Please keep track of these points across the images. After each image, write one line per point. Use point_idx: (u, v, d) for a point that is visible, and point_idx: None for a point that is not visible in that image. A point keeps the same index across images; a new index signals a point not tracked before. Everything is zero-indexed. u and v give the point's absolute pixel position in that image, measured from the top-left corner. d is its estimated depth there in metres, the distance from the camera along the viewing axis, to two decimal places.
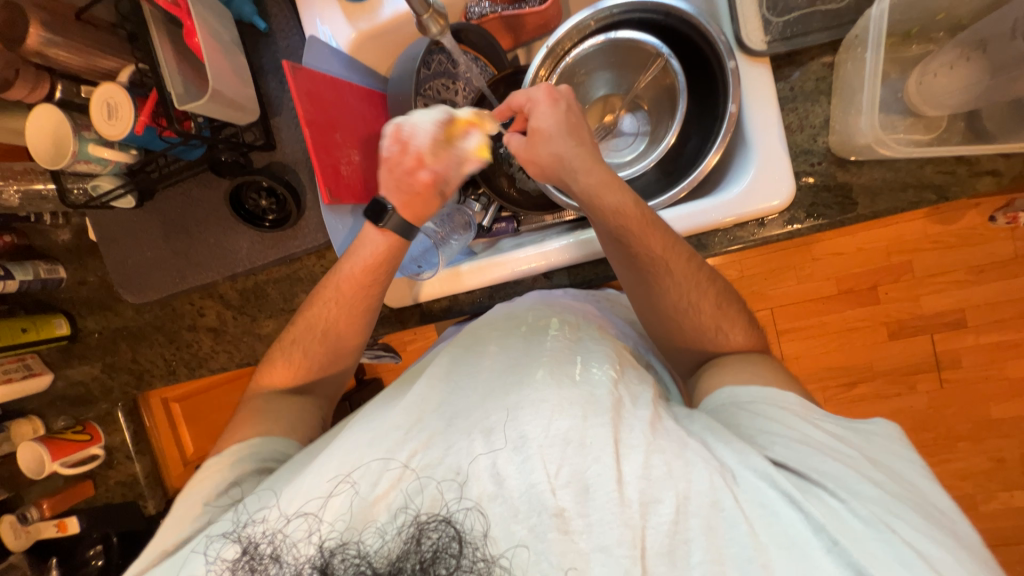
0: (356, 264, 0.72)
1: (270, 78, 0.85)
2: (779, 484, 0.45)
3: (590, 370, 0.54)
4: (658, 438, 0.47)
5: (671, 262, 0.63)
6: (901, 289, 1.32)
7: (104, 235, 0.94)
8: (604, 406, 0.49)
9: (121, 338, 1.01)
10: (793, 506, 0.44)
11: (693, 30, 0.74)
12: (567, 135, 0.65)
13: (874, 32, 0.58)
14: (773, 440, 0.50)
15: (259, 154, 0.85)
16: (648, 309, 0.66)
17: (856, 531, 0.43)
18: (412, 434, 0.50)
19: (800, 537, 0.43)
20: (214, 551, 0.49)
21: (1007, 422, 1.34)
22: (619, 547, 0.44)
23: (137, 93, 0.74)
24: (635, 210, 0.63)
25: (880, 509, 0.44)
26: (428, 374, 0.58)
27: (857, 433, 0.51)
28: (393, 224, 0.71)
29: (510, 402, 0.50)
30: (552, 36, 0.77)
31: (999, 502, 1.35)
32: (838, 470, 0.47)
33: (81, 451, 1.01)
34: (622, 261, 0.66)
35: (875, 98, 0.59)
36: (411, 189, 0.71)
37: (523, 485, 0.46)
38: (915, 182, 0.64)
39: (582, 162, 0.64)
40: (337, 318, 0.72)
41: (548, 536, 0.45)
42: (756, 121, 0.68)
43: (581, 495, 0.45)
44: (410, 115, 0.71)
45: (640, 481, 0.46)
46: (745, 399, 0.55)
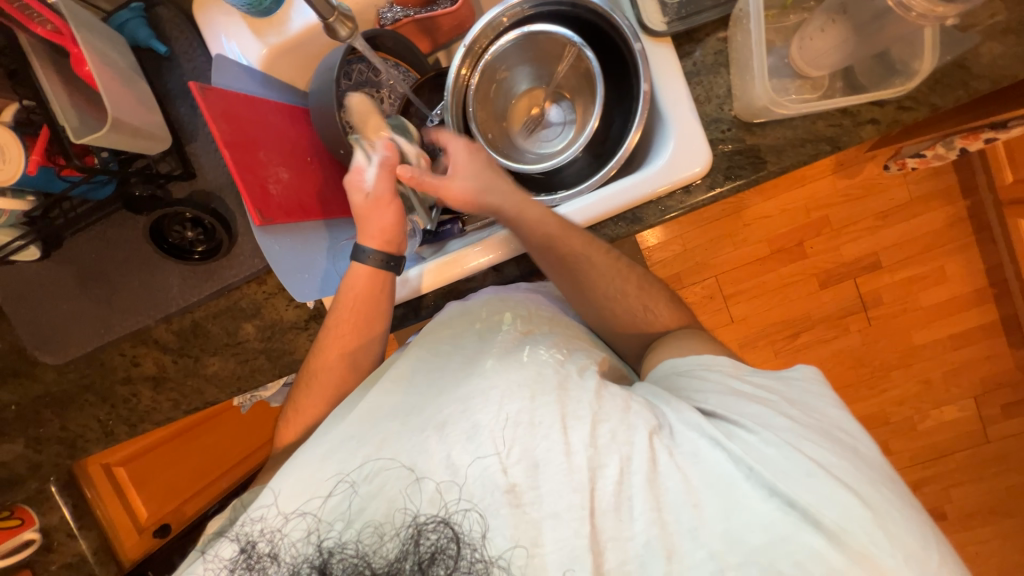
0: (344, 304, 0.69)
1: (179, 103, 0.80)
2: (704, 430, 0.47)
3: (538, 352, 0.54)
4: (603, 406, 0.48)
5: (589, 257, 0.67)
6: (822, 241, 1.45)
7: (8, 295, 0.85)
8: (551, 384, 0.50)
9: (42, 405, 0.91)
10: (717, 447, 0.46)
11: (600, 18, 0.78)
12: (469, 166, 0.70)
13: (754, 8, 0.63)
14: (707, 395, 0.52)
15: (179, 184, 0.80)
16: (581, 299, 0.69)
17: (767, 455, 0.45)
18: (365, 437, 0.51)
19: (724, 475, 0.45)
20: (214, 551, 0.50)
21: (927, 347, 1.49)
22: (568, 512, 0.44)
23: (25, 132, 0.69)
24: (549, 220, 0.67)
25: (794, 437, 0.46)
26: (386, 378, 0.57)
27: (783, 381, 0.53)
28: (373, 261, 0.69)
29: (461, 394, 0.50)
30: (467, 35, 0.79)
31: (933, 419, 1.51)
32: (757, 410, 0.49)
33: (11, 540, 0.91)
34: (546, 267, 0.68)
35: (763, 64, 0.64)
36: (361, 208, 0.69)
37: (476, 470, 0.46)
38: (812, 137, 0.70)
39: (490, 193, 0.69)
40: (338, 367, 0.69)
41: (502, 511, 0.44)
42: (668, 96, 0.73)
43: (532, 470, 0.46)
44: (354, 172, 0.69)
45: (586, 449, 0.46)
46: (683, 367, 0.57)
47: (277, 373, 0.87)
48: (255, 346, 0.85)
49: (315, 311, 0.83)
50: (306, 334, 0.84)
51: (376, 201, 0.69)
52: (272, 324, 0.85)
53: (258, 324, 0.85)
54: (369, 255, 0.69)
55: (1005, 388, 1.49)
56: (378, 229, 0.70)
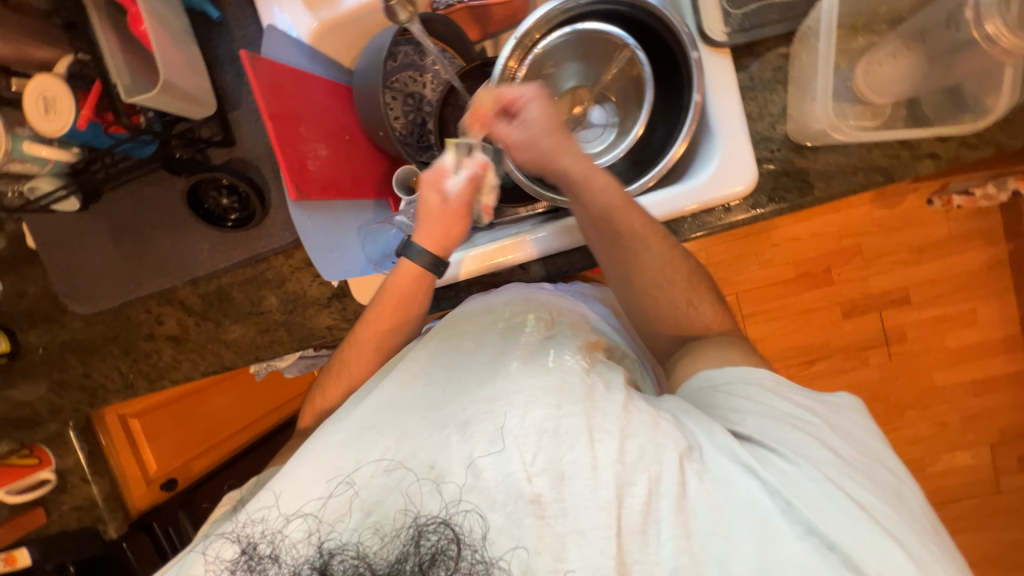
0: (384, 299, 0.68)
1: (226, 70, 0.80)
2: (739, 458, 0.46)
3: (563, 357, 0.53)
4: (631, 422, 0.47)
5: (645, 241, 0.64)
6: (852, 270, 1.41)
7: (44, 242, 0.87)
8: (577, 395, 0.49)
9: (69, 352, 0.94)
10: (752, 476, 0.45)
11: (657, 22, 0.76)
12: (540, 126, 0.66)
13: (824, 24, 0.61)
14: (745, 417, 0.50)
15: (218, 150, 0.81)
16: (625, 285, 0.67)
17: (806, 490, 0.44)
18: (385, 430, 0.50)
19: (758, 504, 0.44)
20: (214, 551, 0.48)
21: (948, 389, 1.45)
22: (594, 530, 0.43)
23: (77, 86, 0.70)
24: (613, 193, 0.64)
25: (836, 473, 0.45)
26: (400, 369, 0.56)
27: (823, 404, 0.52)
28: (422, 261, 0.67)
29: (485, 396, 0.50)
30: (520, 27, 0.78)
31: (944, 463, 1.47)
32: (800, 439, 0.47)
33: (30, 476, 0.95)
34: (598, 243, 0.67)
35: (828, 85, 0.62)
36: (435, 211, 0.67)
37: (498, 476, 0.45)
38: (865, 166, 0.68)
39: (558, 157, 0.66)
40: (371, 363, 0.68)
41: (525, 521, 0.44)
42: (719, 109, 0.71)
43: (557, 481, 0.45)
44: (440, 171, 0.68)
45: (615, 464, 0.45)
46: (722, 381, 0.55)
47: (295, 347, 0.88)
48: (277, 318, 0.86)
49: (338, 290, 0.84)
50: (327, 312, 0.85)
51: (451, 209, 0.67)
52: (294, 298, 0.86)
53: (281, 297, 0.86)
54: (420, 255, 0.67)
55: None
56: (442, 235, 0.68)
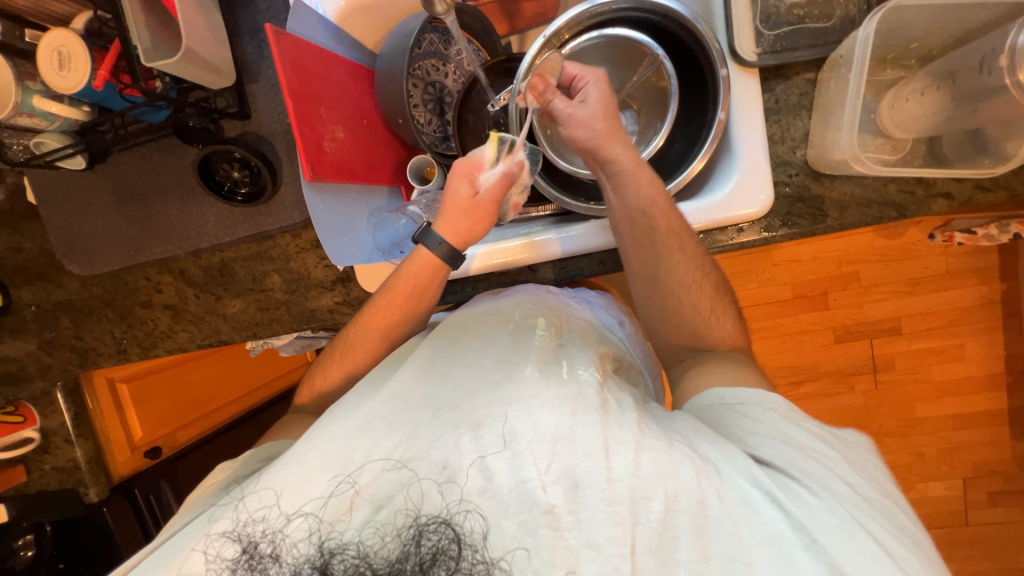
0: (393, 288, 0.67)
1: (247, 41, 0.79)
2: (760, 483, 0.46)
3: (577, 371, 0.52)
4: (646, 437, 0.47)
5: (678, 241, 0.65)
6: (849, 297, 1.43)
7: (46, 199, 0.85)
8: (592, 405, 0.48)
9: (62, 312, 0.92)
10: (774, 505, 0.44)
11: (688, 34, 0.75)
12: (596, 111, 0.69)
13: (859, 54, 0.61)
14: (761, 441, 0.50)
15: (232, 122, 0.79)
16: (651, 285, 0.67)
17: (831, 525, 0.43)
18: (396, 424, 0.50)
19: (781, 536, 0.43)
20: (214, 549, 0.48)
21: (929, 421, 1.48)
22: (610, 546, 0.44)
23: (94, 43, 0.68)
24: (657, 188, 0.66)
25: (857, 509, 0.45)
26: (411, 362, 0.56)
27: (836, 436, 0.52)
28: (439, 252, 0.67)
29: (499, 397, 0.50)
30: (549, 26, 0.77)
31: (917, 492, 1.51)
32: (819, 470, 0.47)
33: (12, 434, 0.93)
34: (629, 238, 0.67)
35: (854, 117, 0.62)
36: (463, 204, 0.67)
37: (513, 480, 0.46)
38: (880, 199, 0.68)
39: (610, 143, 0.68)
40: (378, 349, 0.68)
41: (539, 532, 0.44)
42: (742, 129, 0.71)
43: (571, 491, 0.45)
44: (473, 166, 0.68)
45: (630, 479, 0.45)
46: (733, 401, 0.55)
47: (294, 328, 0.87)
48: (278, 297, 0.86)
49: (343, 274, 0.83)
50: (330, 296, 0.84)
51: (479, 203, 0.67)
52: (298, 279, 0.85)
53: (284, 276, 0.85)
54: (438, 245, 0.67)
55: (998, 476, 1.48)
56: (465, 229, 0.67)
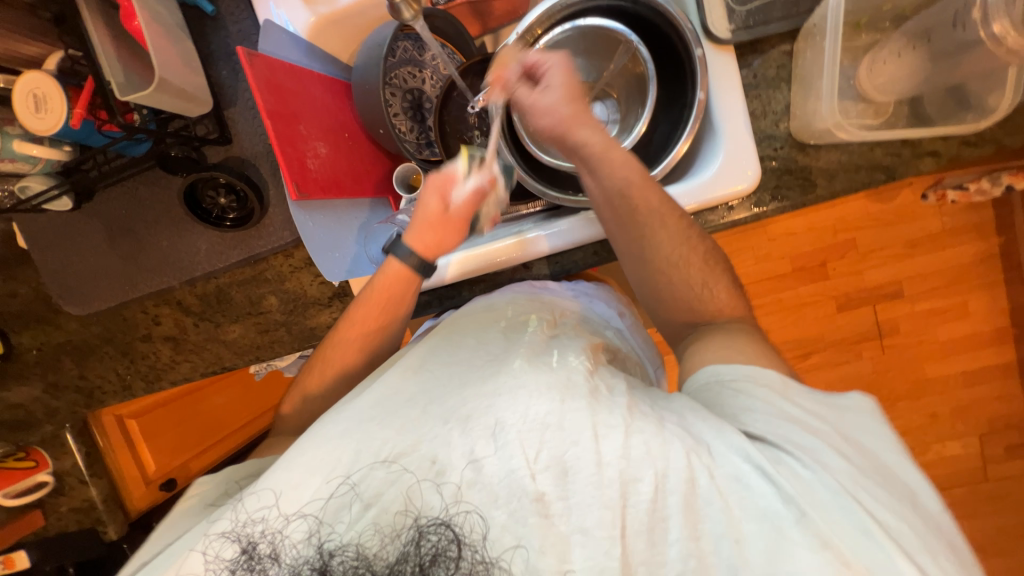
0: (370, 298, 0.67)
1: (221, 66, 0.79)
2: (751, 458, 0.45)
3: (567, 358, 0.52)
4: (635, 419, 0.46)
5: (660, 217, 0.63)
6: (847, 264, 1.42)
7: (35, 242, 0.85)
8: (582, 391, 0.48)
9: (64, 353, 0.92)
10: (764, 479, 0.44)
11: (660, 17, 0.75)
12: (557, 98, 0.66)
13: (831, 20, 0.61)
14: (755, 417, 0.49)
15: (214, 148, 0.79)
16: (641, 267, 0.65)
17: (821, 498, 0.43)
18: (388, 420, 0.49)
19: (770, 511, 0.43)
20: (214, 550, 0.47)
21: (938, 381, 1.47)
22: (598, 529, 0.44)
23: (68, 83, 0.68)
24: (632, 166, 0.64)
25: (850, 482, 0.44)
26: (400, 365, 0.55)
27: (832, 408, 0.50)
28: (409, 262, 0.67)
29: (491, 389, 0.49)
30: (522, 22, 0.77)
31: (933, 453, 1.50)
32: (814, 444, 0.46)
33: (26, 480, 0.93)
34: (612, 221, 0.65)
35: (833, 83, 0.62)
36: (434, 218, 0.68)
37: (503, 471, 0.45)
38: (867, 164, 0.68)
39: (576, 127, 0.65)
40: (360, 357, 0.67)
41: (530, 520, 0.44)
42: (724, 107, 0.71)
43: (561, 478, 0.45)
44: (447, 180, 0.70)
45: (619, 460, 0.44)
46: (729, 377, 0.53)
47: (295, 347, 0.87)
48: (277, 318, 0.85)
49: (339, 289, 0.83)
50: (328, 312, 0.84)
51: (452, 218, 0.69)
52: (294, 298, 0.85)
53: (281, 297, 0.85)
54: (409, 256, 0.67)
55: (1012, 429, 1.48)
56: (434, 240, 0.68)
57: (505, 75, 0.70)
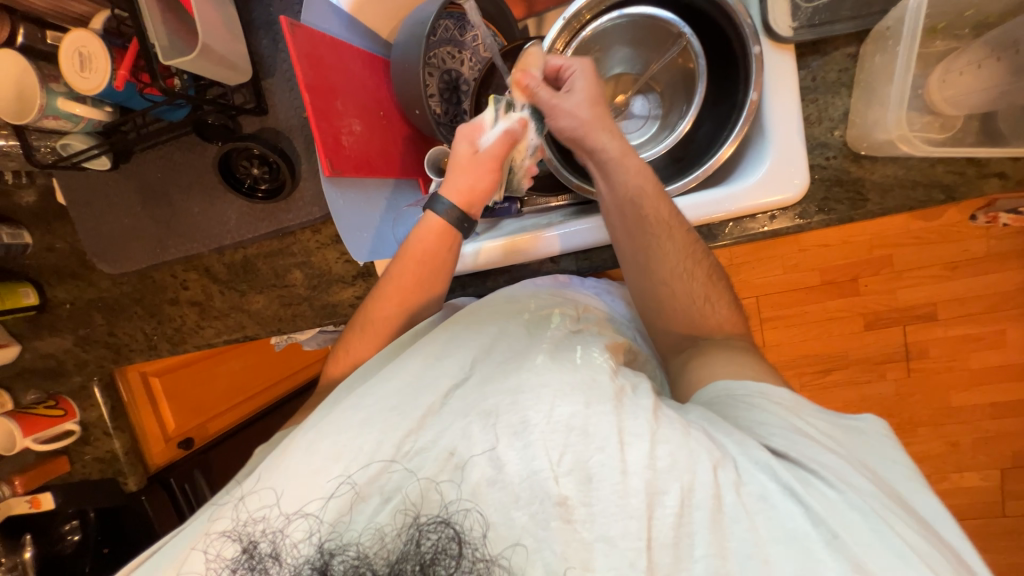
0: (408, 263, 0.66)
1: (262, 35, 0.78)
2: (777, 475, 0.43)
3: (591, 353, 0.51)
4: (662, 427, 0.44)
5: (667, 230, 0.62)
6: (882, 282, 1.37)
7: (74, 199, 0.87)
8: (607, 394, 0.46)
9: (96, 309, 0.95)
10: (792, 499, 0.42)
11: (716, 9, 0.71)
12: (579, 100, 0.65)
13: (908, 27, 0.56)
14: (772, 432, 0.47)
15: (249, 118, 0.79)
16: (640, 274, 0.64)
17: (851, 522, 0.41)
18: (407, 411, 0.49)
19: (800, 533, 0.41)
20: (214, 549, 0.48)
21: (966, 410, 1.42)
22: (624, 539, 0.42)
23: (114, 43, 0.68)
24: (647, 176, 0.64)
25: (878, 504, 0.42)
26: (420, 351, 0.55)
27: (847, 433, 0.49)
28: (448, 216, 0.66)
29: (513, 384, 0.48)
30: (570, 6, 0.74)
31: (951, 483, 1.46)
32: (835, 462, 0.44)
33: (53, 428, 0.96)
34: (621, 230, 0.64)
35: (903, 93, 0.58)
36: (465, 165, 0.66)
37: (524, 471, 0.44)
38: (926, 180, 0.64)
39: (596, 132, 0.65)
40: (379, 342, 0.66)
41: (551, 524, 0.43)
42: (776, 109, 0.67)
43: (584, 483, 0.44)
44: (476, 127, 0.67)
45: (645, 471, 0.43)
46: (741, 392, 0.52)
47: (317, 322, 0.88)
48: (300, 292, 0.86)
49: (363, 269, 0.83)
50: (350, 290, 0.84)
51: (482, 161, 0.66)
52: (319, 274, 0.85)
53: (306, 272, 0.85)
54: (447, 209, 0.66)
55: None
56: (467, 186, 0.66)
57: (527, 75, 0.66)
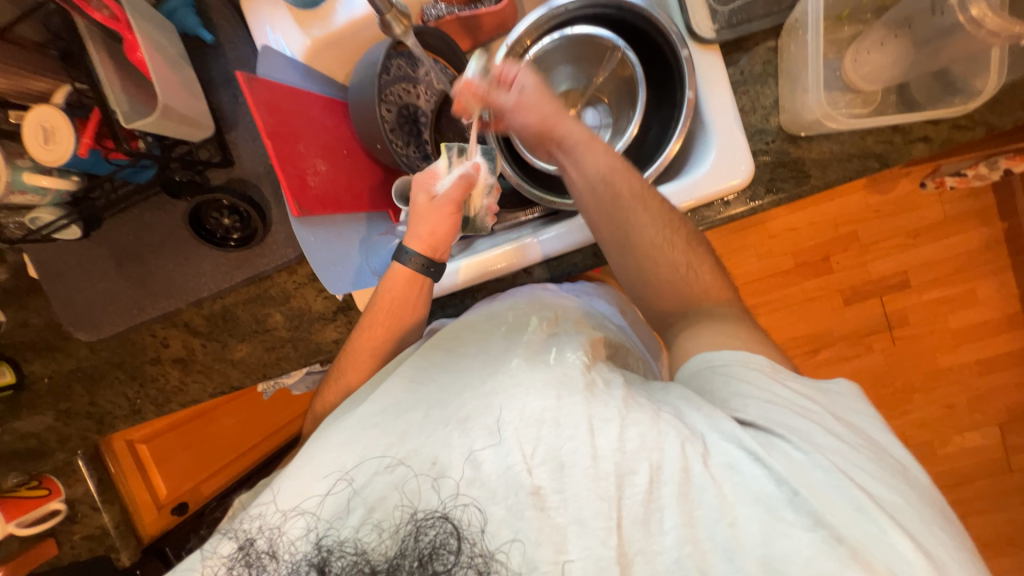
0: (384, 296, 0.68)
1: (222, 91, 0.81)
2: (742, 442, 0.44)
3: (564, 355, 0.52)
4: (632, 411, 0.46)
5: (642, 202, 0.63)
6: (850, 257, 1.42)
7: (46, 271, 0.86)
8: (577, 386, 0.47)
9: (75, 380, 0.93)
10: (757, 463, 0.43)
11: (645, 22, 0.77)
12: (536, 96, 0.65)
13: (812, 14, 0.62)
14: (746, 401, 0.49)
15: (216, 171, 0.81)
16: (620, 250, 0.65)
17: (813, 478, 0.42)
18: (390, 425, 0.50)
19: (764, 494, 0.42)
20: (211, 547, 0.49)
21: (953, 371, 1.45)
22: (595, 519, 0.43)
23: (76, 115, 0.71)
24: (614, 160, 0.65)
25: (840, 460, 0.43)
26: (399, 373, 0.56)
27: (824, 394, 0.50)
28: (413, 264, 0.67)
29: (487, 389, 0.49)
30: (511, 34, 0.79)
31: (954, 445, 1.47)
32: (802, 425, 0.46)
33: (39, 508, 0.93)
34: (596, 211, 0.65)
35: (818, 77, 0.63)
36: (423, 210, 0.67)
37: (500, 468, 0.45)
38: (860, 152, 0.69)
39: (562, 121, 0.66)
40: (367, 371, 0.68)
41: (525, 513, 0.43)
42: (713, 104, 0.72)
43: (557, 472, 0.44)
44: (430, 172, 0.69)
45: (614, 454, 0.44)
46: (719, 362, 0.53)
47: (302, 363, 0.88)
48: (282, 335, 0.86)
49: (343, 303, 0.84)
50: (333, 326, 0.85)
51: (439, 207, 0.67)
52: (299, 314, 0.86)
53: (286, 314, 0.86)
54: (411, 258, 0.67)
55: None
56: (426, 231, 0.67)
57: (472, 83, 0.66)
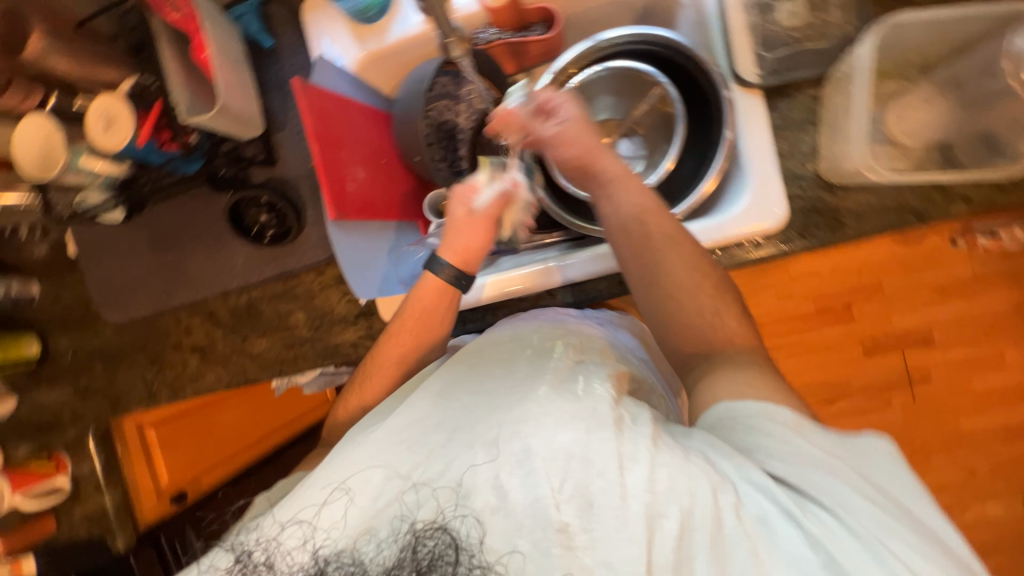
0: (412, 307, 0.68)
1: (274, 94, 0.84)
2: (778, 500, 0.43)
3: (592, 386, 0.51)
4: (661, 451, 0.45)
5: (673, 243, 0.64)
6: (875, 309, 1.38)
7: (85, 250, 0.89)
8: (604, 421, 0.47)
9: (97, 359, 0.95)
10: (791, 523, 0.42)
11: (689, 61, 0.79)
12: (577, 129, 0.69)
13: (862, 69, 0.66)
14: (775, 455, 0.46)
15: (259, 169, 0.84)
16: (647, 285, 0.64)
17: (847, 545, 0.41)
18: (414, 447, 0.50)
19: (802, 558, 0.41)
20: (208, 560, 0.49)
21: (976, 435, 1.40)
22: (625, 566, 0.42)
23: (138, 106, 0.74)
24: (648, 198, 0.66)
25: (875, 527, 0.42)
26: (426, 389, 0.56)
27: (846, 446, 0.47)
28: (445, 274, 0.68)
29: (515, 415, 0.48)
30: (556, 62, 0.81)
31: (974, 512, 1.41)
32: (837, 486, 0.43)
33: (45, 482, 0.95)
34: (627, 247, 0.65)
35: (863, 128, 0.65)
36: (461, 223, 0.69)
37: (528, 498, 0.44)
38: (896, 206, 0.68)
39: (600, 156, 0.68)
40: (389, 380, 0.67)
41: (553, 551, 0.43)
42: (752, 146, 0.72)
43: (584, 509, 0.44)
44: (469, 187, 0.71)
45: (644, 494, 0.43)
46: (742, 414, 0.49)
47: (318, 363, 0.89)
48: (303, 334, 0.87)
49: (366, 308, 0.85)
50: (353, 330, 0.86)
51: (477, 220, 0.69)
52: (322, 314, 0.87)
53: (309, 313, 0.87)
54: (443, 268, 0.68)
55: None
56: (461, 244, 0.69)
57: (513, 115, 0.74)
